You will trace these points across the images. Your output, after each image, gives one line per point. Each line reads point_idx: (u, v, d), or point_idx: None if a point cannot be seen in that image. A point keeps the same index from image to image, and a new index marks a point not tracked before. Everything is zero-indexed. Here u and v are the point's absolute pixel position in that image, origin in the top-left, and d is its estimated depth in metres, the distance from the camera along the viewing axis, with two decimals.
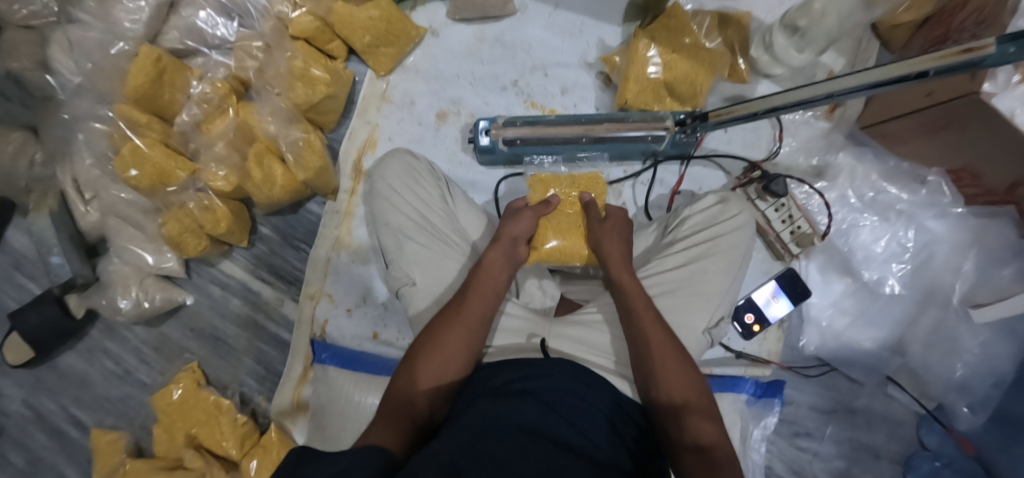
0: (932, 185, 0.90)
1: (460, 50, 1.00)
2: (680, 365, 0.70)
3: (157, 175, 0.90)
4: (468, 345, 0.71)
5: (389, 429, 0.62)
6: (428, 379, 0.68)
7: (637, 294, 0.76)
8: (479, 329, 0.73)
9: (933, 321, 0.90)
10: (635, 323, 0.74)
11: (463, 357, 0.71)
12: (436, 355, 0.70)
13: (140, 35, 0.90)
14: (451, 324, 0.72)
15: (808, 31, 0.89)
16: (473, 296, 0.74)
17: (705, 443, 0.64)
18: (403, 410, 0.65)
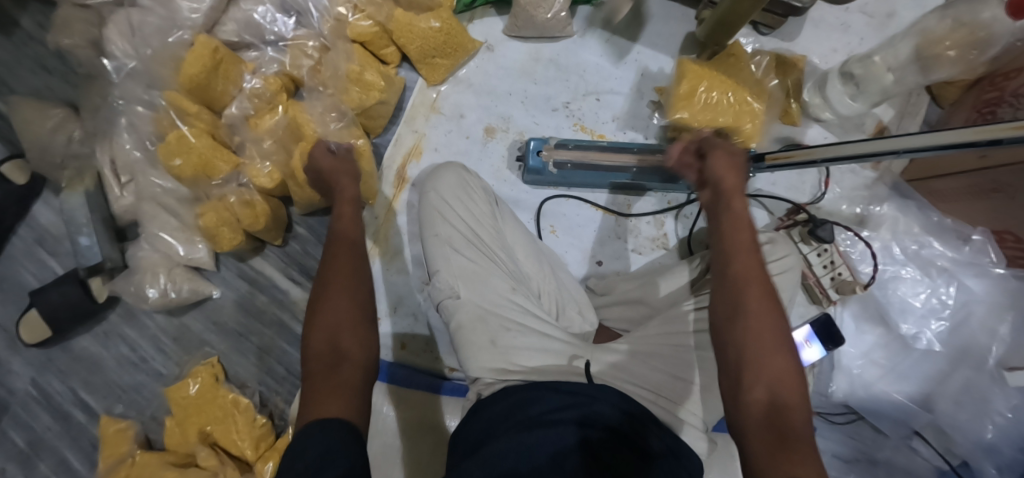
0: (976, 243, 0.90)
1: (514, 68, 1.00)
2: (771, 313, 0.57)
3: (201, 165, 0.89)
4: (357, 295, 0.64)
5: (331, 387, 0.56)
6: (337, 337, 0.60)
7: (743, 232, 0.64)
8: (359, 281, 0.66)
9: (963, 380, 0.89)
10: (727, 259, 0.62)
11: (359, 309, 0.63)
12: (335, 306, 0.62)
13: (199, 24, 0.89)
14: (343, 270, 0.65)
15: (863, 81, 0.90)
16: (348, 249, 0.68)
17: (784, 404, 0.52)
18: (333, 369, 0.57)
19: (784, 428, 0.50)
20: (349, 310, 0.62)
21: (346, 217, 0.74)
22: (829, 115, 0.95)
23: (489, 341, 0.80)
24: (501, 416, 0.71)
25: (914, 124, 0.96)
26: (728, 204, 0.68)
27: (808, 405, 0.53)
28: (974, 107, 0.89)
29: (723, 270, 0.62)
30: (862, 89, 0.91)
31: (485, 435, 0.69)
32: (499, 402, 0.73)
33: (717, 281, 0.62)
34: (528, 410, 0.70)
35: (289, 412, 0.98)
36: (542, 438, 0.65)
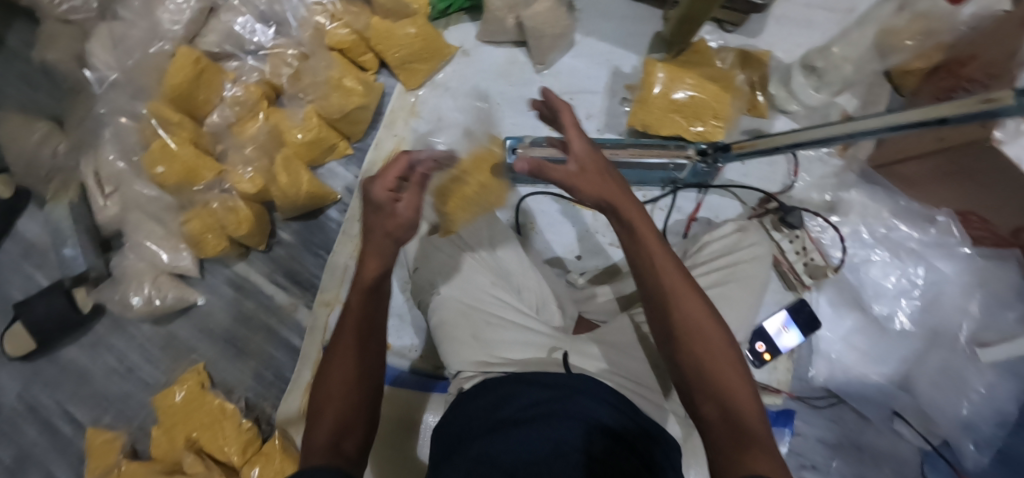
0: (941, 224, 0.92)
1: (492, 70, 1.03)
2: (710, 328, 0.61)
3: (185, 172, 0.92)
4: (362, 366, 0.57)
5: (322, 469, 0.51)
6: (337, 419, 0.55)
7: (660, 253, 0.63)
8: (365, 351, 0.58)
9: (941, 362, 0.90)
10: (656, 281, 0.62)
11: (362, 384, 0.57)
12: (337, 382, 0.56)
13: (179, 36, 0.92)
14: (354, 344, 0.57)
15: (825, 74, 0.93)
16: (363, 321, 0.57)
17: (736, 411, 0.56)
18: (327, 451, 0.53)
19: (743, 434, 0.54)
20: (349, 387, 0.56)
21: (374, 244, 0.56)
22: (797, 107, 0.98)
23: (471, 335, 0.82)
24: (483, 413, 0.71)
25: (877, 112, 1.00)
26: (633, 226, 0.63)
27: (759, 404, 0.58)
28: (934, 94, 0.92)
29: (655, 291, 0.63)
30: (824, 80, 0.94)
31: (463, 433, 0.70)
32: (486, 396, 0.74)
33: (651, 305, 0.64)
34: (505, 410, 0.69)
35: (275, 417, 0.98)
36: (530, 434, 0.64)
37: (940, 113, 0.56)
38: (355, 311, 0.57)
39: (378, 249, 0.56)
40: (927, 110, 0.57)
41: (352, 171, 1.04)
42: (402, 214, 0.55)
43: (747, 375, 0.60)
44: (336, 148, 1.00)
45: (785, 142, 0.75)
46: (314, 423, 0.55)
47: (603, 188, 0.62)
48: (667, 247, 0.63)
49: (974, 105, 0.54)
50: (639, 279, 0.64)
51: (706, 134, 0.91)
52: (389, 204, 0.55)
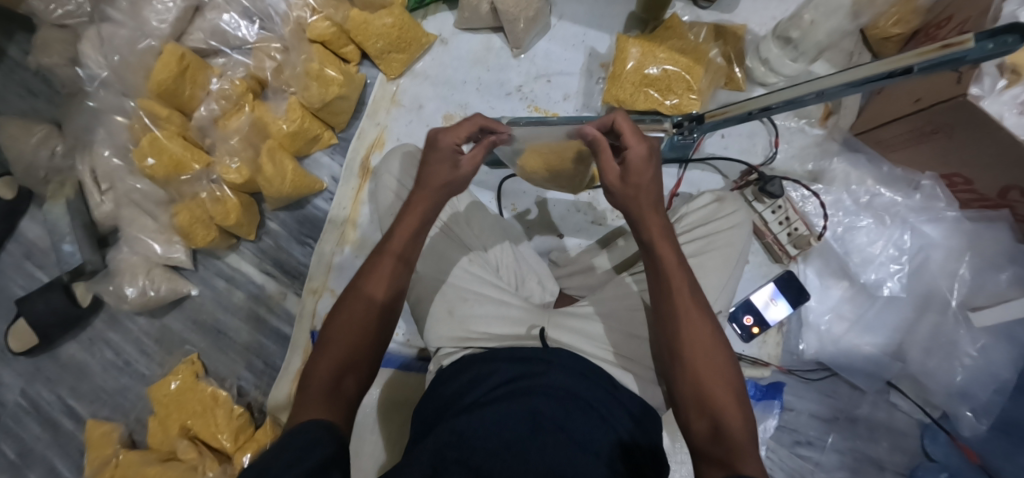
0: (926, 189, 0.91)
1: (468, 58, 1.05)
2: (715, 352, 0.63)
3: (173, 165, 0.94)
4: (378, 310, 0.63)
5: (325, 401, 0.54)
6: (341, 355, 0.58)
7: (678, 274, 0.66)
8: (393, 298, 0.64)
9: (932, 326, 0.88)
10: (668, 299, 0.65)
11: (377, 328, 0.62)
12: (345, 324, 0.61)
13: (166, 34, 0.95)
14: (382, 284, 0.64)
15: (800, 43, 0.92)
16: (394, 262, 0.66)
17: (728, 430, 0.57)
18: (332, 384, 0.56)
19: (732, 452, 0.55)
20: (362, 327, 0.61)
21: (421, 206, 0.69)
22: (775, 78, 0.98)
23: (448, 311, 0.82)
24: (452, 396, 0.70)
25: None
26: (654, 247, 0.67)
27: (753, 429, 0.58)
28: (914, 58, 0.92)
29: (665, 307, 0.65)
30: (800, 50, 0.94)
31: (434, 418, 0.68)
32: (457, 378, 0.73)
33: (659, 319, 0.66)
34: (474, 392, 0.69)
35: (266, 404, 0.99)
36: (506, 410, 0.63)
37: (904, 63, 0.53)
38: (389, 262, 0.65)
39: (426, 198, 0.69)
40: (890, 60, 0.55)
41: (336, 160, 1.06)
42: (461, 168, 0.71)
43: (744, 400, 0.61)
44: (320, 138, 1.03)
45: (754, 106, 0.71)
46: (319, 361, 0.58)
47: (630, 203, 0.67)
48: (685, 269, 0.66)
49: (919, 55, 0.52)
50: (654, 299, 0.67)
51: (679, 106, 0.92)
52: (451, 154, 0.70)
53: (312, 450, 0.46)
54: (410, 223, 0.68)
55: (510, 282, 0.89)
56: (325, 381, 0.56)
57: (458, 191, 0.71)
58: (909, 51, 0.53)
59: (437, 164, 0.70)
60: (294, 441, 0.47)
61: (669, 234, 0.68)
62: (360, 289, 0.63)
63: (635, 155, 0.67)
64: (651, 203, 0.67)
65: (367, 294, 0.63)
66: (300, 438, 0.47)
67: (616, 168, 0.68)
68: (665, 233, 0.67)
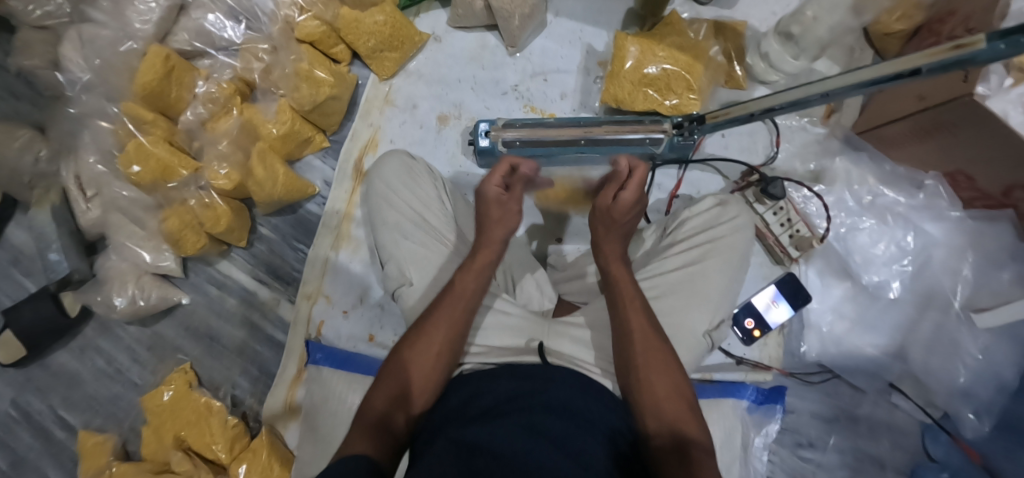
0: (930, 189, 0.89)
1: (463, 55, 1.02)
2: (666, 363, 0.69)
3: (161, 170, 0.92)
4: (446, 347, 0.71)
5: (372, 437, 0.62)
6: (393, 391, 0.68)
7: (633, 297, 0.74)
8: (456, 337, 0.72)
9: (933, 326, 0.87)
10: (621, 319, 0.73)
11: (438, 368, 0.70)
12: (395, 368, 0.70)
13: (149, 35, 0.92)
14: (438, 330, 0.71)
15: (802, 39, 0.90)
16: (444, 311, 0.73)
17: (680, 437, 0.64)
18: (377, 422, 0.64)
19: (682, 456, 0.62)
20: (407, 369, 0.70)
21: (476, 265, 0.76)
22: (777, 76, 0.96)
23: None
24: (457, 407, 0.68)
25: None
26: (608, 269, 0.77)
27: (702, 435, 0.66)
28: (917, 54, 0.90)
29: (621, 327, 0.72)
30: (801, 46, 0.92)
31: (439, 425, 0.66)
32: (457, 392, 0.71)
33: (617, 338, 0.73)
34: (477, 405, 0.67)
35: (262, 413, 0.97)
36: (498, 427, 0.61)
37: (911, 65, 0.51)
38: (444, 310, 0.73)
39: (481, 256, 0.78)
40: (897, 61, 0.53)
41: (329, 163, 1.03)
42: (505, 204, 0.81)
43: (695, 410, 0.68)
44: (312, 141, 1.00)
45: (757, 107, 0.69)
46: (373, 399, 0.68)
47: (602, 231, 0.79)
48: (634, 287, 0.75)
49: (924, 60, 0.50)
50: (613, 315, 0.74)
51: (679, 107, 0.90)
52: (496, 195, 0.80)
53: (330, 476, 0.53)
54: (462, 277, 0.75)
55: (508, 289, 0.88)
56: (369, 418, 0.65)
57: (513, 223, 0.80)
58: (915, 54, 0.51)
59: (486, 207, 0.80)
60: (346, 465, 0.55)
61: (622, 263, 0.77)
62: (411, 336, 0.72)
63: (625, 197, 0.77)
64: (610, 239, 0.79)
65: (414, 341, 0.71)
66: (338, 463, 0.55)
67: (608, 198, 0.79)
68: (620, 267, 0.77)
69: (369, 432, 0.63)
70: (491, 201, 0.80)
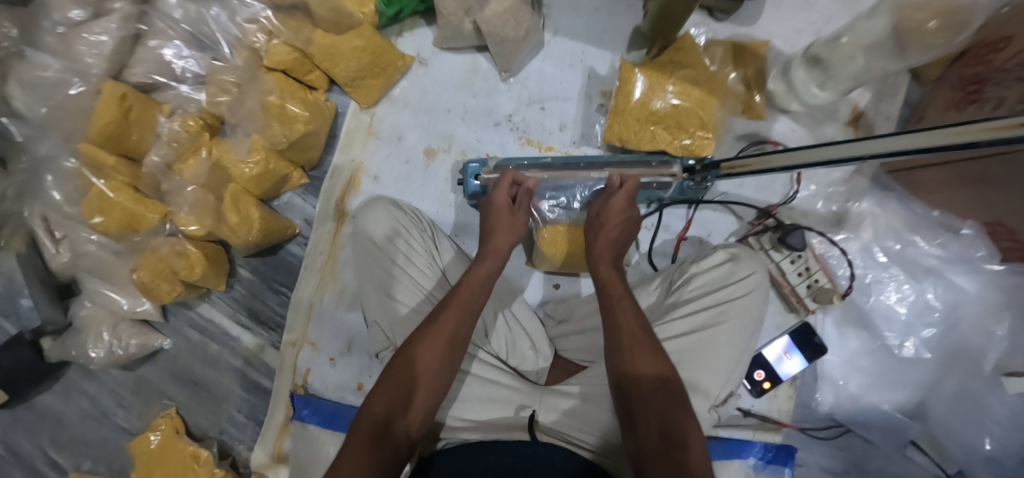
0: (966, 238, 0.81)
1: (454, 80, 0.93)
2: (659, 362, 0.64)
3: (127, 219, 0.86)
4: (449, 353, 0.65)
5: (364, 460, 0.57)
6: (388, 400, 0.62)
7: (624, 296, 0.69)
8: (456, 344, 0.66)
9: (956, 386, 0.81)
10: (611, 314, 0.68)
11: (442, 375, 0.65)
12: (388, 378, 0.63)
13: (102, 69, 0.83)
14: (438, 340, 0.65)
15: (831, 65, 0.80)
16: (443, 325, 0.66)
17: (675, 443, 0.59)
18: (371, 444, 0.58)
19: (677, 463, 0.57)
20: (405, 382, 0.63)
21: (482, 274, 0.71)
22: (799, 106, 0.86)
23: None
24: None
25: (894, 106, 0.87)
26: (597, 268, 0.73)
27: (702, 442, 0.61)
28: (959, 85, 0.79)
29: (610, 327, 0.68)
30: (830, 74, 0.80)
31: None
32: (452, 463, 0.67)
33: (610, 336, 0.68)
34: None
35: (250, 461, 0.94)
36: None
37: (967, 137, 0.44)
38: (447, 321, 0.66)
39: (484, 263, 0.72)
40: (950, 130, 0.45)
41: (309, 201, 0.96)
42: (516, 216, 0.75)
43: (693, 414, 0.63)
44: (289, 178, 0.92)
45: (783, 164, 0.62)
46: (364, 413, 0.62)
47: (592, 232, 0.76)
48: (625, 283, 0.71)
49: (954, 136, 0.45)
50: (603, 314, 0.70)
51: (693, 148, 0.81)
52: (507, 208, 0.75)
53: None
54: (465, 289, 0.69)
55: (501, 351, 0.82)
56: (359, 437, 0.59)
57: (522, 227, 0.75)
58: (944, 127, 0.45)
59: (496, 216, 0.74)
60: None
61: (614, 261, 0.73)
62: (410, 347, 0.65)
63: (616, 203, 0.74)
64: (604, 241, 0.74)
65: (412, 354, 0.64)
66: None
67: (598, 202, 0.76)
68: (612, 268, 0.72)
69: (362, 452, 0.58)
70: (499, 210, 0.75)
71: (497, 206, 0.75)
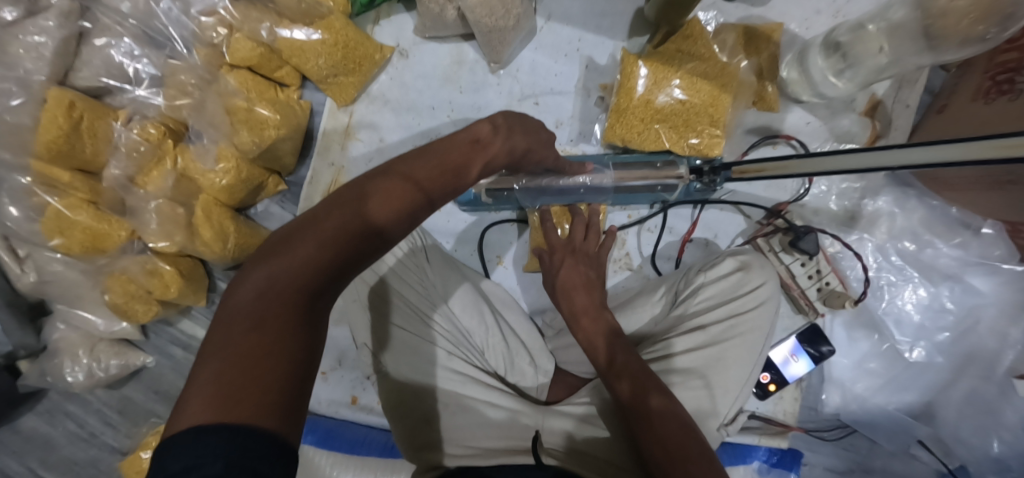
0: (987, 237, 0.78)
1: (437, 74, 0.87)
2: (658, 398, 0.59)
3: (91, 239, 0.79)
4: (411, 207, 0.46)
5: (275, 347, 0.39)
6: (316, 253, 0.42)
7: None
8: (426, 199, 0.48)
9: (968, 391, 0.79)
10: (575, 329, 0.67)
11: (396, 232, 0.46)
12: (319, 240, 0.42)
13: (47, 75, 0.75)
14: (402, 198, 0.46)
15: (852, 52, 0.74)
16: (407, 181, 0.47)
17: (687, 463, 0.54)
18: (294, 335, 0.40)
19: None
20: (334, 244, 0.43)
21: (483, 142, 0.54)
22: (813, 96, 0.81)
23: (424, 420, 0.69)
24: None
25: (914, 94, 0.81)
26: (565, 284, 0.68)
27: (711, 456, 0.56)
28: (988, 71, 0.72)
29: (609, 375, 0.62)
30: (850, 62, 0.75)
31: None
32: None
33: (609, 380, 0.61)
34: None
35: None
36: None
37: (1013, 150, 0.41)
38: (397, 184, 0.47)
39: (464, 151, 0.52)
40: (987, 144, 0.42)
41: (289, 208, 0.90)
42: (544, 135, 0.64)
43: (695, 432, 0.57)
44: (265, 186, 0.86)
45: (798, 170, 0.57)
46: (261, 280, 0.41)
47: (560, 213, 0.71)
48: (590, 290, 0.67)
49: (986, 152, 0.42)
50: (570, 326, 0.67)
51: (703, 148, 0.75)
52: (530, 121, 0.62)
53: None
54: (432, 162, 0.49)
55: (498, 367, 0.77)
56: (261, 318, 0.39)
57: (547, 138, 0.64)
58: (978, 141, 0.43)
59: (527, 126, 0.61)
60: (247, 441, 0.34)
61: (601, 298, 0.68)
62: (351, 209, 0.44)
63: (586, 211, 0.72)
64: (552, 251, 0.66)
65: (354, 216, 0.44)
66: (217, 439, 0.34)
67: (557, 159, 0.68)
68: (595, 307, 0.66)
69: (269, 335, 0.39)
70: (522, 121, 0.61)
71: (514, 136, 0.57)
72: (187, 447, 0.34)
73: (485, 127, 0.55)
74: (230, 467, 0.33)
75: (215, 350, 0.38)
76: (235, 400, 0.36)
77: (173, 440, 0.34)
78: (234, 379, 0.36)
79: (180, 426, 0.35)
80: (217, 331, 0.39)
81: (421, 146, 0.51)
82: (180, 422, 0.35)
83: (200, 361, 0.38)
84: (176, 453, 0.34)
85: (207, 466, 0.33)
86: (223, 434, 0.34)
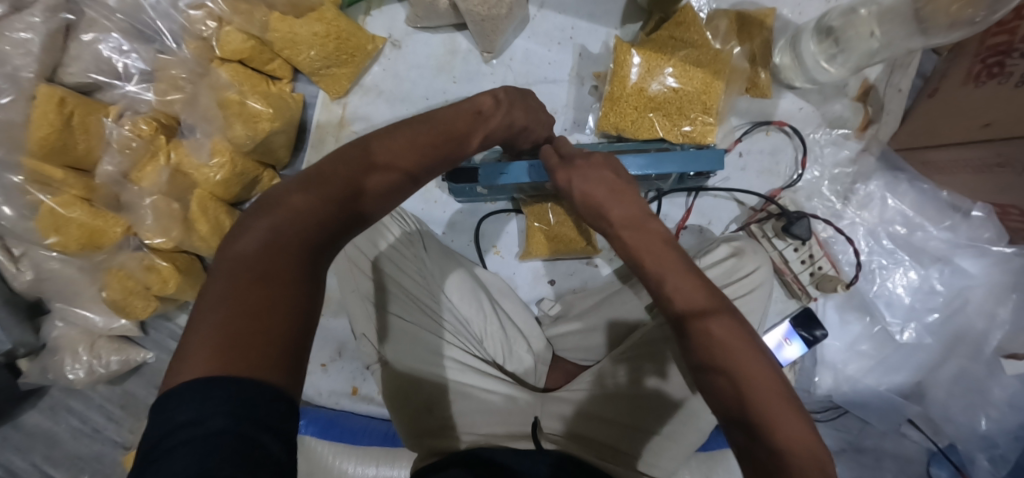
0: (975, 220, 0.80)
1: (431, 64, 0.87)
2: (747, 352, 0.46)
3: (87, 236, 0.79)
4: (411, 169, 0.48)
5: (281, 299, 0.39)
6: (319, 211, 0.42)
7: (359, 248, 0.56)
8: (427, 163, 0.49)
9: (956, 370, 0.81)
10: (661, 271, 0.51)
11: (396, 193, 0.47)
12: (322, 195, 0.43)
13: (36, 71, 0.74)
14: (405, 158, 0.48)
15: (845, 38, 0.74)
16: (409, 144, 0.48)
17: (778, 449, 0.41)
18: (298, 288, 0.40)
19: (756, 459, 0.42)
20: (341, 204, 0.43)
21: (484, 111, 0.56)
22: (804, 82, 0.81)
23: (427, 408, 0.70)
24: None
25: (906, 78, 0.82)
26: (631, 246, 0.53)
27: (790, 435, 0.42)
28: (979, 54, 0.72)
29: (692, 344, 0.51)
30: (843, 47, 0.75)
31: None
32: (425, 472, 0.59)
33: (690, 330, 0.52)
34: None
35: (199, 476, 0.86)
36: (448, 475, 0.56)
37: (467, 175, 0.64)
38: (401, 147, 0.48)
39: (467, 121, 0.54)
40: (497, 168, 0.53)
41: None
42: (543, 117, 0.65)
43: (792, 395, 0.45)
44: (260, 180, 0.85)
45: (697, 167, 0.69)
46: (265, 231, 0.41)
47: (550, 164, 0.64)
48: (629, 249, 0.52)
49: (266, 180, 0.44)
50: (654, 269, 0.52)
51: (696, 136, 0.75)
52: (534, 105, 0.64)
53: (210, 436, 0.32)
54: (437, 128, 0.51)
55: (498, 356, 0.77)
56: (264, 270, 0.39)
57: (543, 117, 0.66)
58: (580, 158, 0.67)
59: (529, 105, 0.63)
60: (254, 389, 0.35)
61: None
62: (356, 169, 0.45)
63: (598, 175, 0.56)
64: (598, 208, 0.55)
65: (360, 176, 0.45)
66: (223, 389, 0.34)
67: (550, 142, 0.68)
68: (641, 214, 0.54)
69: (275, 289, 0.39)
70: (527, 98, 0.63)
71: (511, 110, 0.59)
72: (192, 399, 0.34)
73: (488, 99, 0.57)
74: (237, 417, 0.33)
75: (215, 298, 0.38)
76: (240, 353, 0.36)
77: (178, 389, 0.34)
78: (238, 330, 0.37)
79: (184, 378, 0.35)
80: (219, 280, 0.39)
81: (424, 112, 0.53)
82: (182, 372, 0.35)
83: (198, 312, 0.38)
84: (179, 402, 0.34)
85: (213, 420, 0.33)
86: (226, 385, 0.34)
